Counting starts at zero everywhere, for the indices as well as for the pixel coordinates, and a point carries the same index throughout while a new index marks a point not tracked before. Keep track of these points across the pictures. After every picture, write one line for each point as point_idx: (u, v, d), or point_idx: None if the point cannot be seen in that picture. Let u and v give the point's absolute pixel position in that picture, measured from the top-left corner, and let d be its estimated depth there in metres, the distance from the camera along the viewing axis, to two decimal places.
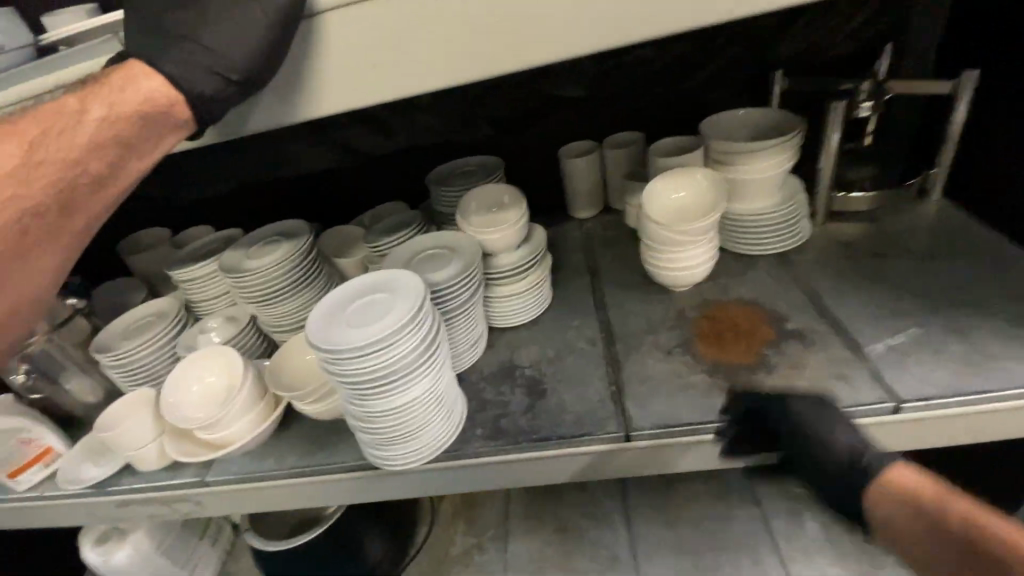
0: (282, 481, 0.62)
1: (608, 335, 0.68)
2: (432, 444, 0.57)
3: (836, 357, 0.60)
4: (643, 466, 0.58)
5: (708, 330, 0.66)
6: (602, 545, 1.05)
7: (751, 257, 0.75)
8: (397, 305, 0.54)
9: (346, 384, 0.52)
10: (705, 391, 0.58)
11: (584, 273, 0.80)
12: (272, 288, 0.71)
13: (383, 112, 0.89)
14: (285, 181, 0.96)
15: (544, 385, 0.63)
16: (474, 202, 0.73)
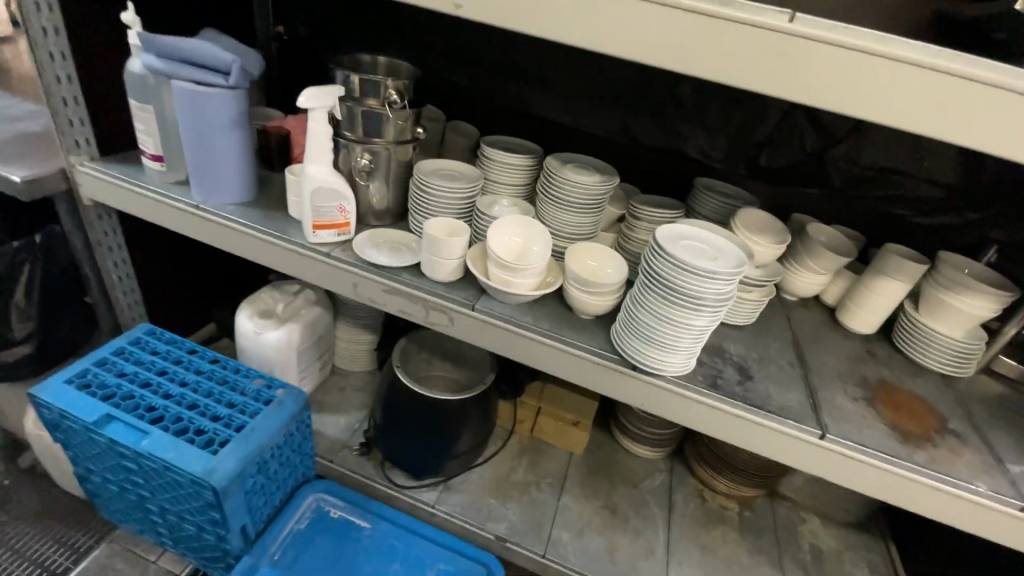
0: (531, 335, 0.80)
1: (802, 365, 0.84)
2: (676, 365, 0.74)
3: (986, 459, 0.72)
4: (815, 465, 0.71)
5: (886, 400, 0.80)
6: (643, 536, 1.17)
7: (919, 365, 0.90)
8: (723, 258, 0.69)
9: (665, 294, 0.69)
10: (884, 433, 0.73)
11: (780, 314, 0.97)
12: (574, 197, 0.87)
13: (677, 117, 1.07)
14: (561, 126, 1.14)
15: (750, 372, 0.79)
16: (748, 217, 0.89)
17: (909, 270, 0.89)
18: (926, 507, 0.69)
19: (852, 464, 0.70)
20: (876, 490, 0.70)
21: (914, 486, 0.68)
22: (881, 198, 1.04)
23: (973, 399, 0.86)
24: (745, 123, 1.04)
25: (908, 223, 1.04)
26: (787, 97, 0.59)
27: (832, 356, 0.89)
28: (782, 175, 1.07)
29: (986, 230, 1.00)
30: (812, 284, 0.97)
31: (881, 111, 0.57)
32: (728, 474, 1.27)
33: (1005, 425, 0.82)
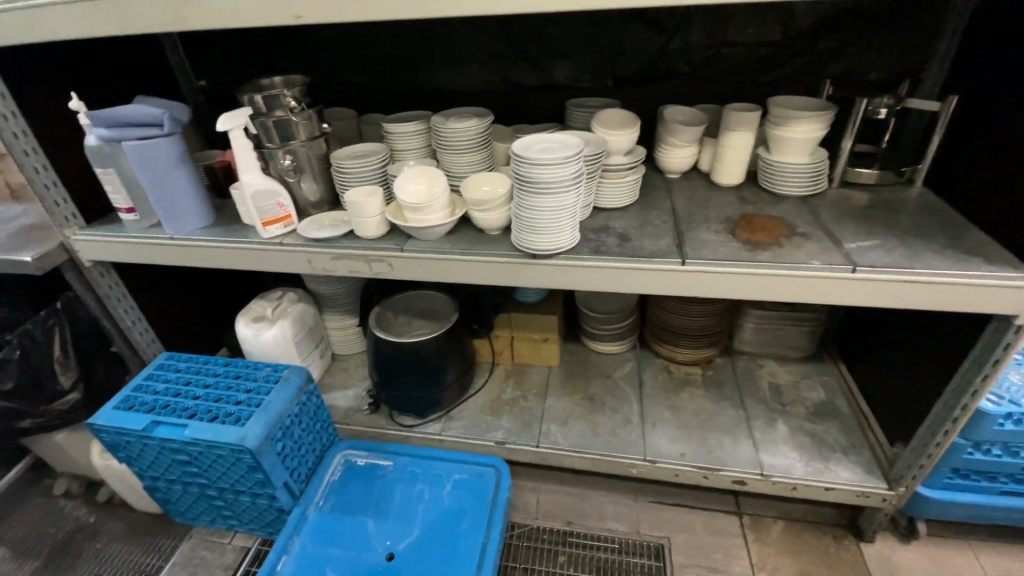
0: (453, 257, 0.99)
1: (677, 221, 1.03)
2: (565, 240, 0.94)
3: (821, 245, 0.91)
4: (687, 286, 0.92)
5: (745, 227, 0.99)
6: (619, 411, 1.39)
7: (779, 196, 1.09)
8: (566, 148, 0.89)
9: (535, 188, 0.88)
10: (736, 249, 0.92)
11: (663, 191, 1.16)
12: (458, 140, 1.07)
13: (540, 55, 1.25)
14: (452, 92, 1.33)
15: (630, 236, 0.99)
16: (606, 117, 1.07)
17: (747, 119, 1.07)
18: (775, 292, 0.89)
19: (714, 276, 0.90)
20: (736, 291, 0.90)
21: (765, 279, 0.88)
22: (726, 71, 1.21)
23: (824, 208, 1.05)
24: (595, 42, 1.21)
25: (755, 85, 1.21)
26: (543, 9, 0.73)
27: (704, 208, 1.08)
28: (641, 76, 1.24)
29: (816, 72, 1.17)
30: (682, 158, 1.16)
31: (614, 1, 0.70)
32: (682, 345, 1.49)
33: (850, 219, 1.01)
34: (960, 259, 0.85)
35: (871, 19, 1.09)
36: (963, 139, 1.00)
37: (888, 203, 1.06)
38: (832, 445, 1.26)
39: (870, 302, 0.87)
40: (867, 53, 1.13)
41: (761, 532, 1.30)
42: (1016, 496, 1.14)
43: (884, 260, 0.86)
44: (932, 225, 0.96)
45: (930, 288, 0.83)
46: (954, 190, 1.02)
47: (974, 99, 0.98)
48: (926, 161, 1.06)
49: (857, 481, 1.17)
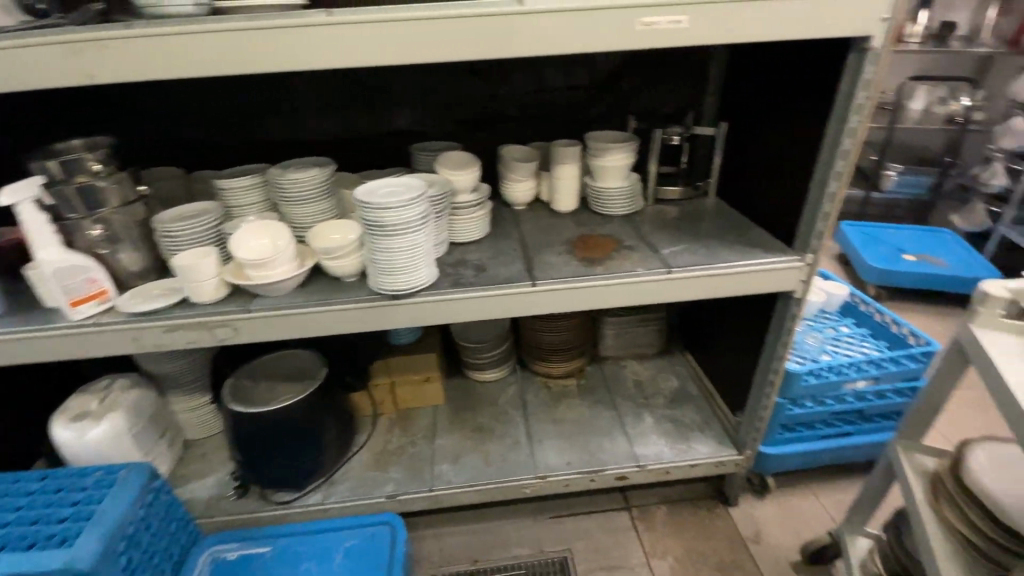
0: (307, 311, 0.95)
1: (525, 248, 1.12)
2: (424, 278, 0.96)
3: (644, 255, 1.06)
4: (540, 306, 0.99)
5: (583, 247, 1.11)
6: (507, 436, 1.42)
7: (609, 216, 1.25)
8: (408, 191, 0.93)
9: (384, 233, 0.90)
10: (576, 266, 1.03)
11: (511, 221, 1.25)
12: (301, 191, 1.05)
13: (379, 104, 1.29)
14: (292, 143, 1.31)
15: (485, 266, 1.05)
16: (447, 160, 1.14)
17: (571, 153, 1.21)
18: (615, 299, 1.01)
19: (562, 293, 0.99)
20: (582, 304, 1.00)
21: (603, 289, 0.99)
22: (551, 111, 1.36)
23: (644, 222, 1.22)
24: (428, 92, 1.29)
25: (577, 122, 1.38)
26: (363, 63, 0.75)
27: (548, 234, 1.19)
28: (477, 120, 1.34)
29: (622, 109, 1.38)
30: (524, 191, 1.27)
31: (429, 53, 0.75)
32: (554, 361, 1.58)
33: (664, 230, 1.18)
34: (746, 252, 1.05)
35: (653, 66, 1.32)
36: (736, 156, 1.24)
37: (692, 213, 1.26)
38: (688, 426, 1.43)
39: (688, 296, 1.02)
40: (657, 92, 1.37)
41: (649, 521, 1.41)
42: (834, 438, 1.37)
43: (692, 260, 1.03)
44: (725, 227, 1.17)
45: (728, 278, 1.01)
46: (734, 198, 1.26)
47: (736, 126, 1.24)
48: (714, 177, 1.30)
49: (713, 453, 1.34)
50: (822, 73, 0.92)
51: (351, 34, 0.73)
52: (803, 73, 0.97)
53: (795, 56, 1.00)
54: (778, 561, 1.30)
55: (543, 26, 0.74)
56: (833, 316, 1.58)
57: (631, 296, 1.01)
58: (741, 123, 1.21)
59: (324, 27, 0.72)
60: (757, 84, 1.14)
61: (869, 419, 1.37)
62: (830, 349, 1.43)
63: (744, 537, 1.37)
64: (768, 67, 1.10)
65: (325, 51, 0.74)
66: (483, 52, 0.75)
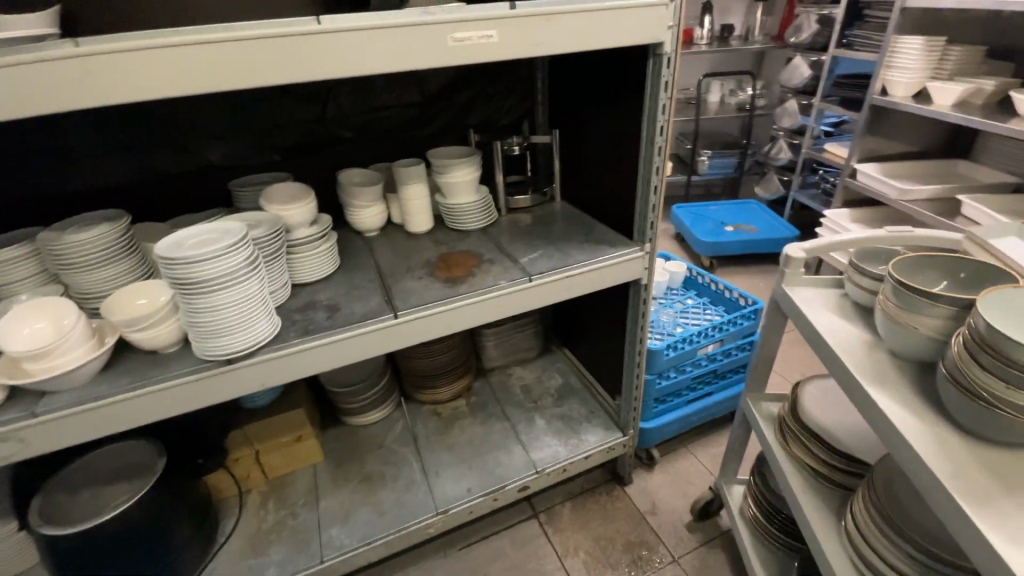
0: (116, 399, 0.78)
1: (381, 277, 1.05)
2: (264, 332, 0.85)
3: (504, 266, 1.06)
4: (404, 338, 0.93)
5: (442, 267, 1.08)
6: (400, 477, 1.33)
7: (465, 231, 1.23)
8: (226, 237, 0.80)
9: (202, 289, 0.77)
10: (437, 289, 0.99)
11: (363, 250, 1.17)
12: (89, 253, 0.86)
13: (185, 138, 1.12)
14: (74, 194, 1.08)
15: (337, 305, 0.96)
16: (275, 194, 1.02)
17: (415, 172, 1.17)
18: (482, 315, 0.99)
19: (426, 319, 0.94)
20: (449, 327, 0.96)
21: (468, 308, 0.97)
22: (388, 130, 1.31)
23: (500, 233, 1.23)
24: (245, 120, 1.15)
25: (418, 139, 1.34)
26: (138, 97, 0.63)
27: (405, 258, 1.13)
28: (309, 146, 1.24)
29: (461, 122, 1.37)
30: (372, 216, 1.19)
31: (224, 81, 0.65)
32: (438, 384, 1.52)
33: (520, 237, 1.20)
34: (595, 249, 1.10)
35: (484, 78, 1.34)
36: (573, 158, 1.31)
37: (544, 217, 1.30)
38: (576, 420, 1.47)
39: (551, 300, 1.04)
40: (492, 103, 1.38)
41: (557, 522, 1.42)
42: (699, 400, 1.52)
43: (548, 265, 1.05)
44: (575, 228, 1.22)
45: (583, 276, 1.05)
46: (578, 197, 1.33)
47: (568, 130, 1.30)
48: (558, 180, 1.35)
49: (603, 441, 1.40)
50: (631, 77, 1.00)
51: (115, 64, 0.60)
52: (616, 78, 1.05)
53: (606, 63, 1.08)
54: (674, 526, 1.40)
55: (353, 44, 0.69)
56: (679, 291, 1.75)
57: (497, 310, 1.00)
58: (572, 127, 1.28)
59: (73, 58, 0.58)
60: (579, 90, 1.21)
61: (722, 377, 1.54)
62: (681, 322, 1.58)
63: (643, 512, 1.44)
64: (585, 74, 1.16)
65: (81, 87, 0.60)
66: (289, 76, 0.68)
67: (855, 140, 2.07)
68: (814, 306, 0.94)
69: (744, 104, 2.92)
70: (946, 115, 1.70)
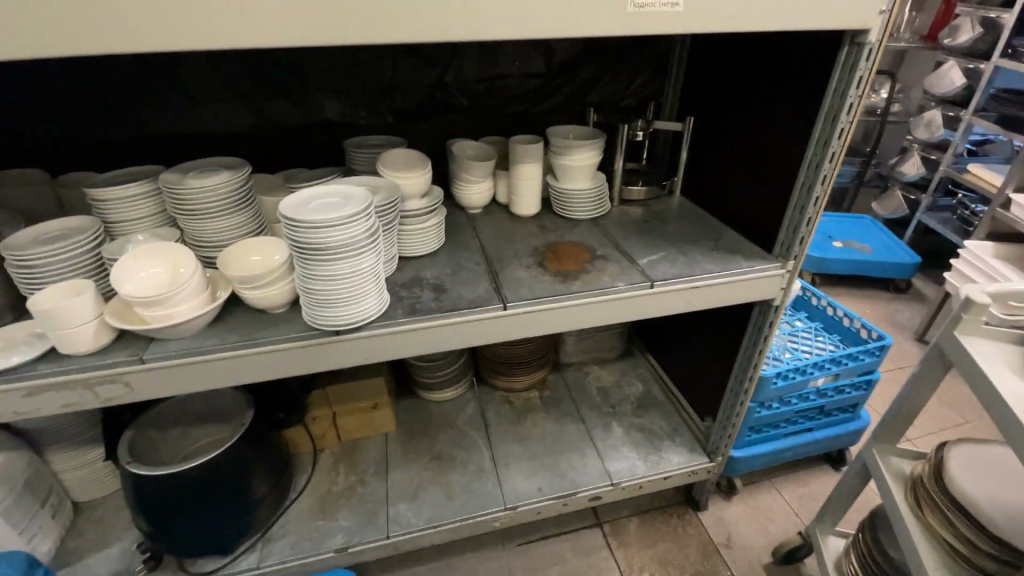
0: (224, 355, 0.76)
1: (488, 260, 0.99)
2: (374, 308, 0.80)
3: (621, 265, 0.96)
4: (511, 331, 0.86)
5: (553, 257, 0.99)
6: (470, 462, 1.29)
7: (575, 220, 1.14)
8: (349, 203, 0.75)
9: (321, 255, 0.73)
10: (549, 282, 0.91)
11: (467, 228, 1.11)
12: (211, 202, 0.84)
13: (305, 91, 1.09)
14: (196, 137, 1.08)
15: (444, 285, 0.90)
16: (392, 159, 0.97)
17: (533, 150, 1.08)
18: (595, 317, 0.90)
19: (537, 314, 0.86)
20: (559, 325, 0.89)
21: (582, 307, 0.88)
22: (505, 100, 1.22)
23: (613, 226, 1.13)
24: (365, 77, 1.10)
25: (533, 113, 1.25)
26: (295, 42, 0.57)
27: (511, 242, 1.06)
28: (423, 110, 1.18)
29: (581, 100, 1.26)
30: (480, 193, 1.13)
31: (385, 32, 0.58)
32: (514, 373, 1.47)
33: (636, 234, 1.09)
34: (725, 260, 0.98)
35: (614, 53, 1.22)
36: (703, 152, 1.17)
37: (661, 214, 1.19)
38: (656, 434, 1.37)
39: (670, 310, 0.94)
40: (618, 81, 1.26)
41: (622, 536, 1.35)
42: (796, 434, 1.38)
43: (672, 271, 0.94)
44: (697, 231, 1.10)
45: (711, 289, 0.94)
46: (701, 196, 1.20)
47: (703, 119, 1.17)
48: (680, 175, 1.22)
49: (686, 462, 1.29)
50: (808, 66, 0.85)
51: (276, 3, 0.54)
52: (784, 65, 0.90)
53: (773, 48, 0.93)
54: (751, 565, 1.29)
55: (524, 1, 0.60)
56: (784, 310, 1.59)
57: (612, 313, 0.91)
58: (709, 117, 1.14)
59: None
60: (728, 75, 1.07)
61: (827, 414, 1.39)
62: (787, 346, 1.43)
63: (716, 543, 1.34)
64: (740, 59, 1.02)
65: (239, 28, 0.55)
66: (449, 33, 0.60)
67: (1018, 163, 1.78)
68: (999, 365, 0.78)
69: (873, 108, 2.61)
70: None
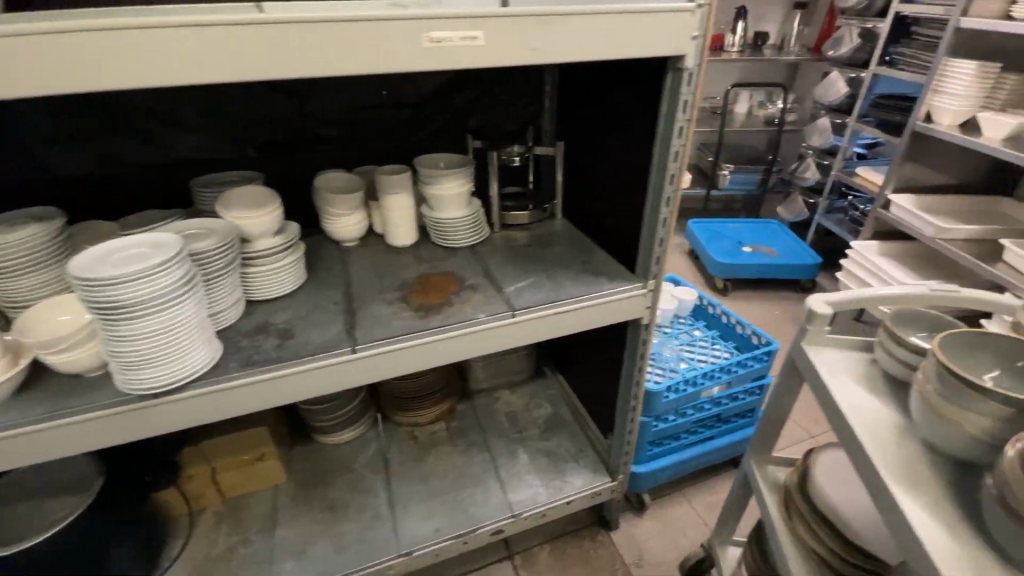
0: (18, 432, 0.67)
1: (349, 298, 0.94)
2: (197, 363, 0.74)
3: (486, 295, 0.94)
4: (363, 375, 0.82)
5: (419, 290, 0.96)
6: (365, 508, 1.22)
7: (452, 249, 1.12)
8: (157, 253, 0.69)
9: (119, 313, 0.66)
10: (407, 318, 0.88)
11: (336, 264, 1.06)
12: (13, 258, 0.75)
13: (149, 128, 1.01)
14: (24, 183, 0.98)
15: (292, 330, 0.85)
16: (237, 198, 0.91)
17: (400, 180, 1.05)
18: (456, 352, 0.87)
19: (389, 355, 0.82)
20: (417, 364, 0.85)
21: (439, 343, 0.85)
22: (378, 129, 1.19)
23: (489, 253, 1.11)
24: (218, 111, 1.04)
25: (410, 141, 1.22)
26: (38, 91, 0.53)
27: (380, 276, 1.02)
28: (288, 142, 1.12)
29: (459, 125, 1.25)
30: (350, 227, 1.08)
31: (146, 77, 0.56)
32: (416, 406, 1.42)
33: (510, 260, 1.08)
34: (591, 283, 0.98)
35: (487, 79, 1.21)
36: (578, 174, 1.18)
37: (541, 237, 1.18)
38: (561, 457, 1.35)
39: (537, 337, 0.92)
40: (495, 106, 1.26)
41: (532, 566, 1.32)
42: (698, 444, 1.40)
43: (536, 298, 0.93)
44: (572, 253, 1.09)
45: (574, 314, 0.93)
46: (581, 217, 1.20)
47: (575, 142, 1.17)
48: (560, 198, 1.22)
49: (588, 485, 1.28)
50: (646, 90, 0.87)
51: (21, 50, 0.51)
52: (629, 90, 0.92)
53: (620, 74, 0.95)
54: None
55: (306, 41, 0.58)
56: (686, 321, 1.62)
57: (475, 345, 0.88)
58: (579, 140, 1.15)
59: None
60: (590, 98, 1.08)
61: (726, 421, 1.41)
62: (686, 357, 1.46)
63: (627, 563, 1.33)
64: (597, 82, 1.03)
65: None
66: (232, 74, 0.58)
67: (891, 167, 1.90)
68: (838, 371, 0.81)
69: (772, 117, 2.75)
70: (992, 150, 1.55)
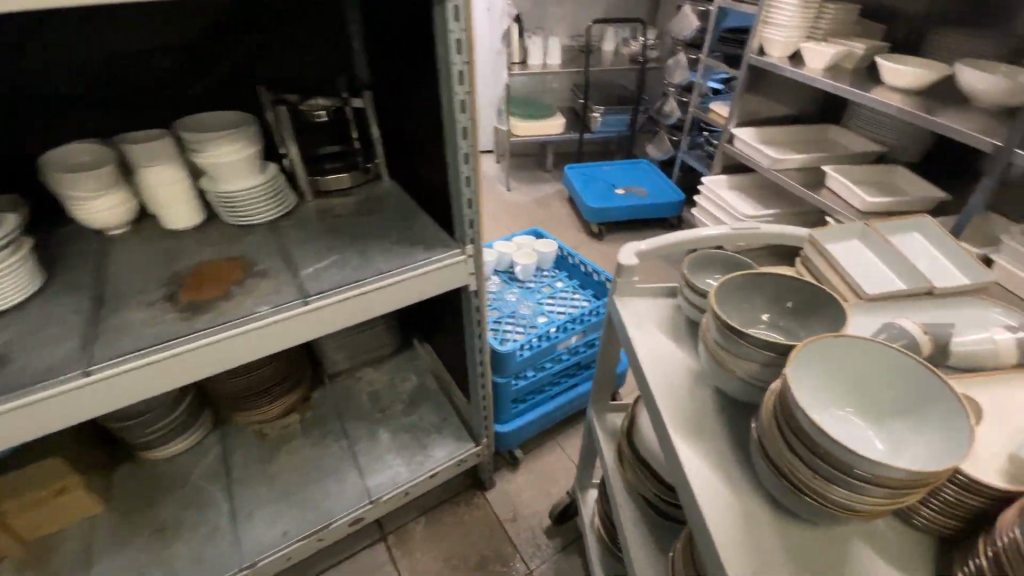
0: None
1: (99, 302, 0.77)
2: None
3: (276, 280, 0.82)
4: (111, 399, 0.68)
5: (193, 283, 0.81)
6: (203, 523, 1.10)
7: (248, 226, 0.96)
8: None
9: None
10: (169, 321, 0.73)
11: (94, 259, 0.87)
12: None
13: None
14: None
15: (6, 355, 0.67)
16: None
17: (157, 149, 0.88)
18: (236, 354, 0.75)
19: (142, 370, 0.68)
20: (185, 374, 0.72)
21: (211, 347, 0.72)
22: (137, 85, 0.97)
23: (294, 227, 0.97)
24: None
25: (186, 99, 1.02)
26: None
27: (149, 268, 0.85)
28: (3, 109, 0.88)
29: (249, 76, 1.05)
30: (105, 211, 0.88)
31: None
32: (260, 403, 1.27)
33: (317, 234, 0.95)
34: (403, 253, 0.88)
35: (273, 17, 1.02)
36: (396, 128, 1.05)
37: (361, 203, 1.05)
38: (424, 431, 1.30)
39: (341, 323, 0.82)
40: (292, 51, 1.07)
41: (406, 543, 1.28)
42: (563, 394, 1.41)
43: (335, 278, 0.82)
44: (390, 220, 0.99)
45: (381, 292, 0.83)
46: (405, 176, 1.08)
47: (386, 91, 1.04)
48: (381, 155, 1.09)
49: (451, 455, 1.24)
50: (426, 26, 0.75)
51: None
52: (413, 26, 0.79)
53: (412, 9, 0.83)
54: (532, 532, 1.31)
55: None
56: (549, 272, 1.60)
57: (263, 342, 0.77)
58: (389, 88, 1.02)
59: None
60: (389, 38, 0.94)
61: (588, 367, 1.44)
62: (547, 310, 1.45)
63: (501, 520, 1.34)
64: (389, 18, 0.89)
65: None
66: None
67: (736, 100, 1.96)
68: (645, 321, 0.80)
69: (636, 55, 2.74)
70: (812, 79, 1.63)
